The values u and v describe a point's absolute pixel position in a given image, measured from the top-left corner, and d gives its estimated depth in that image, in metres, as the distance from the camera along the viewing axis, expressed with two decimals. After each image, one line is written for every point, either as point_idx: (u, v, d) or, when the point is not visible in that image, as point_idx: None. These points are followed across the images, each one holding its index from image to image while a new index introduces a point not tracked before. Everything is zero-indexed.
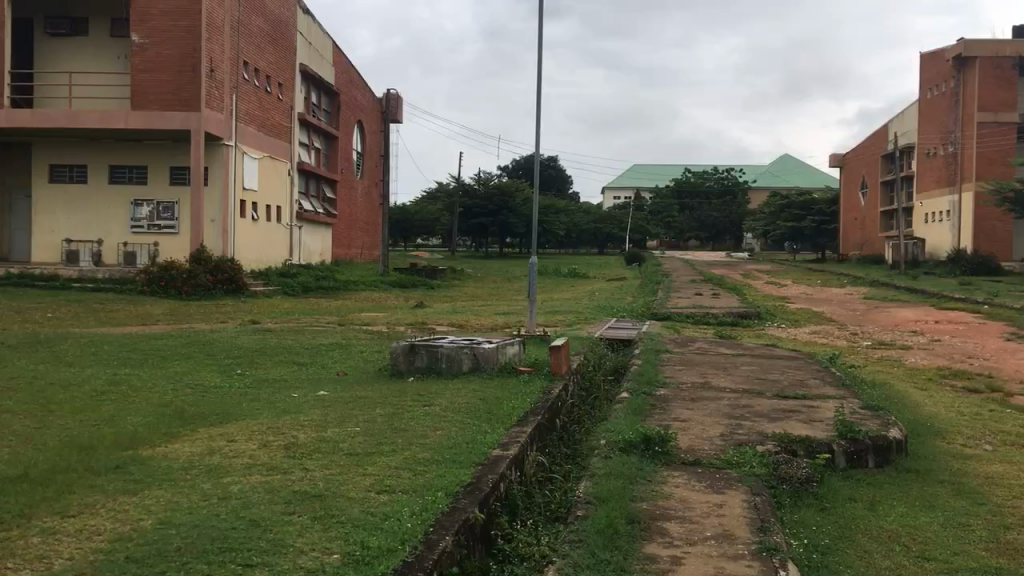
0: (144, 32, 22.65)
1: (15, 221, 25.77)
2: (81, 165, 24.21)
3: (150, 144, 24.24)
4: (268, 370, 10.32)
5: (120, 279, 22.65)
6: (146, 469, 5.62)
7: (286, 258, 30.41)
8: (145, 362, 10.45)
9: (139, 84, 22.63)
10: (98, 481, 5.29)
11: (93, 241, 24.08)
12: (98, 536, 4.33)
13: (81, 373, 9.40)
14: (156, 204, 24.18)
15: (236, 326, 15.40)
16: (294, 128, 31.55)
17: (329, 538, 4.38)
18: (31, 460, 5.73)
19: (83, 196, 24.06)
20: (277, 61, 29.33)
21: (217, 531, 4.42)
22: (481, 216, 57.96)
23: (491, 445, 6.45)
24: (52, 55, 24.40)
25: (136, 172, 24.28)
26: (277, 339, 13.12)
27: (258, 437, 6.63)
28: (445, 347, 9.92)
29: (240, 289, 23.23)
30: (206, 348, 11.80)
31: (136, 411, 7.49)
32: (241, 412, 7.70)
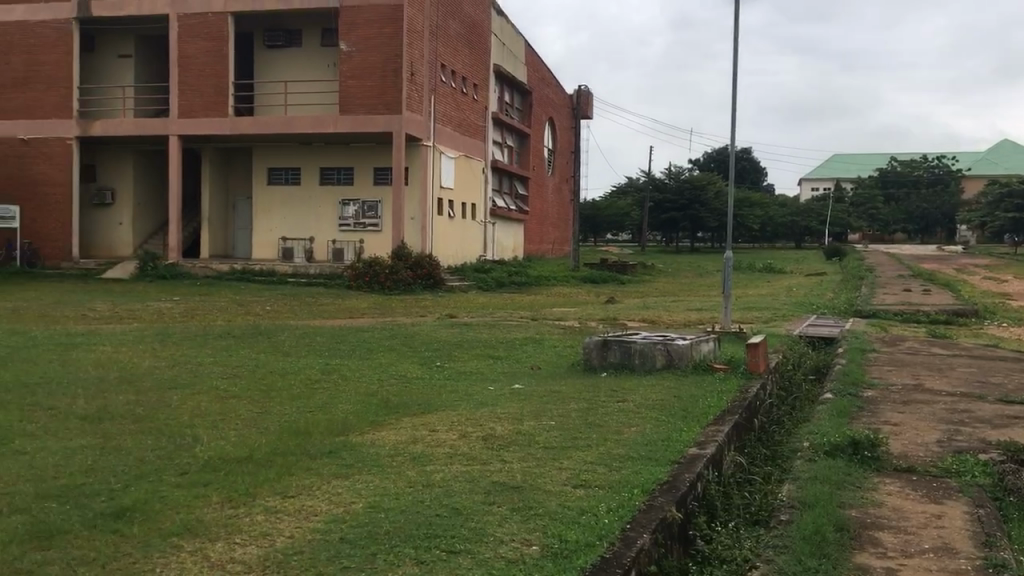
0: (351, 40, 23.84)
1: (238, 220, 27.53)
2: (296, 168, 25.83)
3: (357, 146, 25.52)
4: (465, 363, 10.64)
5: (330, 275, 24.02)
6: (357, 454, 5.92)
7: (481, 254, 31.23)
8: (354, 352, 11.04)
9: (347, 89, 23.83)
10: (314, 464, 5.63)
11: (305, 238, 25.71)
12: (316, 518, 4.59)
13: (297, 362, 10.03)
14: (362, 203, 25.45)
15: (434, 319, 15.92)
16: (488, 126, 32.23)
17: (528, 529, 4.45)
18: (255, 442, 6.15)
19: (296, 197, 25.71)
20: (473, 62, 30.14)
21: (423, 517, 4.58)
22: (673, 210, 57.09)
23: (687, 443, 6.34)
24: (271, 66, 26.18)
25: (344, 174, 25.62)
26: (475, 333, 13.46)
27: (459, 428, 6.81)
28: (638, 343, 9.85)
29: (439, 286, 23.91)
30: (408, 341, 12.26)
31: (347, 400, 7.90)
32: (443, 402, 7.99)
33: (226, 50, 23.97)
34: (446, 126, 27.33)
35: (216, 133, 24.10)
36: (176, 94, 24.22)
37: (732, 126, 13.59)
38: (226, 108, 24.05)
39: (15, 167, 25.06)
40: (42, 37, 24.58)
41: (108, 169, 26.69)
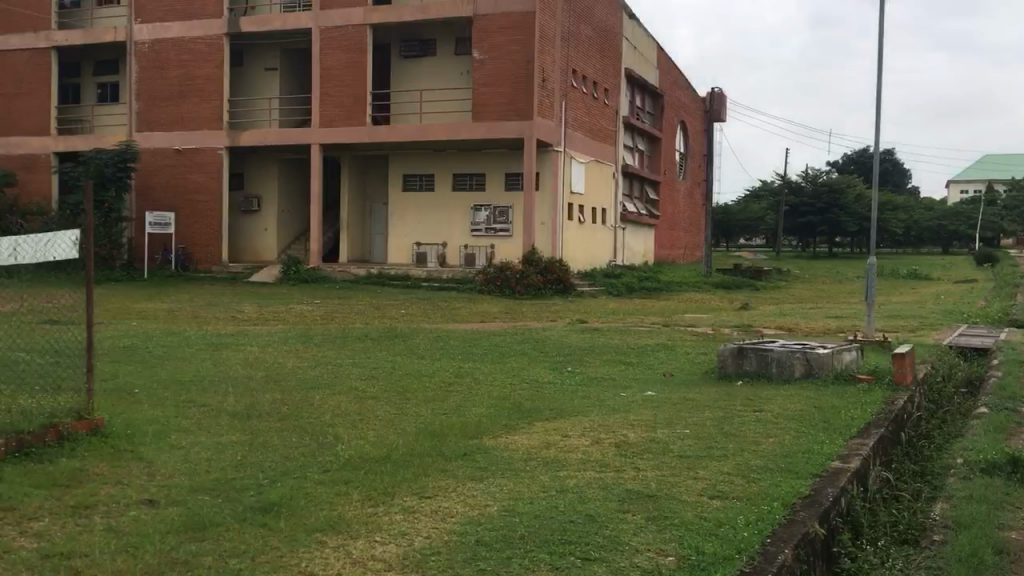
0: (484, 49, 24.19)
1: (374, 226, 28.24)
2: (429, 174, 26.38)
3: (489, 153, 25.82)
4: (597, 368, 10.59)
5: (462, 279, 24.40)
6: (491, 457, 5.97)
7: (611, 259, 31.09)
8: (486, 356, 11.16)
9: (480, 97, 24.19)
10: (449, 466, 5.70)
11: (438, 243, 26.18)
12: (452, 519, 4.64)
13: (432, 364, 10.22)
14: (493, 208, 25.74)
15: (564, 324, 15.92)
16: (619, 131, 32.03)
17: (664, 539, 4.37)
18: (392, 443, 6.28)
19: (430, 202, 26.25)
20: (604, 67, 30.04)
21: (558, 523, 4.57)
22: (810, 214, 55.33)
23: (829, 456, 6.09)
24: (407, 75, 26.85)
25: (477, 179, 25.98)
26: (606, 339, 13.37)
27: (591, 434, 6.77)
28: (776, 351, 9.57)
29: (569, 290, 23.82)
30: (539, 346, 12.30)
31: (480, 403, 7.99)
32: (575, 408, 7.95)
33: (364, 61, 24.73)
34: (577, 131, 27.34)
35: (355, 141, 24.89)
36: (317, 105, 25.16)
37: (876, 125, 13.02)
38: (364, 118, 24.81)
39: (170, 176, 26.57)
40: (195, 52, 25.97)
41: (254, 177, 27.96)
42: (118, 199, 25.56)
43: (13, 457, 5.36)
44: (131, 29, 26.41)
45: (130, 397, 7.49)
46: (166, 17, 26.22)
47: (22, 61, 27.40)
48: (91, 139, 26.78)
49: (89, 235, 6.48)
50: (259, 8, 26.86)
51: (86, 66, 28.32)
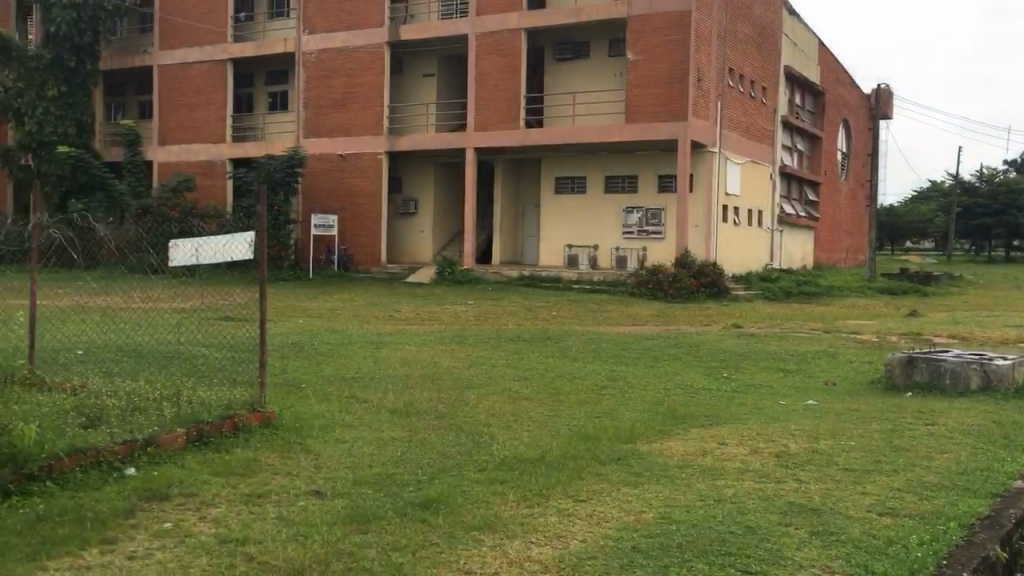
0: (638, 50, 24.00)
1: (526, 228, 28.56)
2: (582, 177, 26.40)
3: (642, 154, 25.56)
4: (754, 375, 10.27)
5: (613, 282, 24.25)
6: (645, 463, 5.88)
7: (768, 263, 30.18)
8: (639, 360, 11.04)
9: (633, 98, 24.02)
10: (603, 470, 5.66)
11: (590, 246, 26.20)
12: (607, 523, 4.61)
13: (584, 367, 10.19)
14: (646, 211, 25.47)
15: (719, 329, 15.56)
16: (778, 130, 31.04)
17: (829, 555, 4.18)
18: (546, 444, 6.30)
19: (583, 205, 26.28)
20: (762, 65, 29.20)
21: (716, 533, 4.45)
22: (985, 216, 51.86)
23: (1011, 475, 5.66)
24: (560, 78, 26.96)
25: (629, 181, 25.77)
26: (764, 345, 12.96)
27: (749, 443, 6.56)
28: (949, 362, 9.00)
29: (723, 293, 23.20)
30: (693, 351, 12.06)
31: (633, 407, 7.89)
32: (731, 415, 7.73)
33: (519, 65, 25.00)
34: (733, 131, 26.69)
35: (508, 145, 25.21)
36: (472, 110, 25.64)
37: None
38: (517, 121, 25.09)
39: (333, 181, 27.71)
40: (357, 61, 26.98)
41: (412, 181, 28.78)
42: (286, 203, 26.92)
43: (194, 445, 5.71)
44: (299, 40, 27.72)
45: (297, 392, 7.84)
46: (331, 27, 27.35)
47: (201, 73, 29.25)
48: (262, 146, 28.28)
49: (263, 237, 6.80)
50: (418, 16, 27.61)
51: (259, 76, 29.93)
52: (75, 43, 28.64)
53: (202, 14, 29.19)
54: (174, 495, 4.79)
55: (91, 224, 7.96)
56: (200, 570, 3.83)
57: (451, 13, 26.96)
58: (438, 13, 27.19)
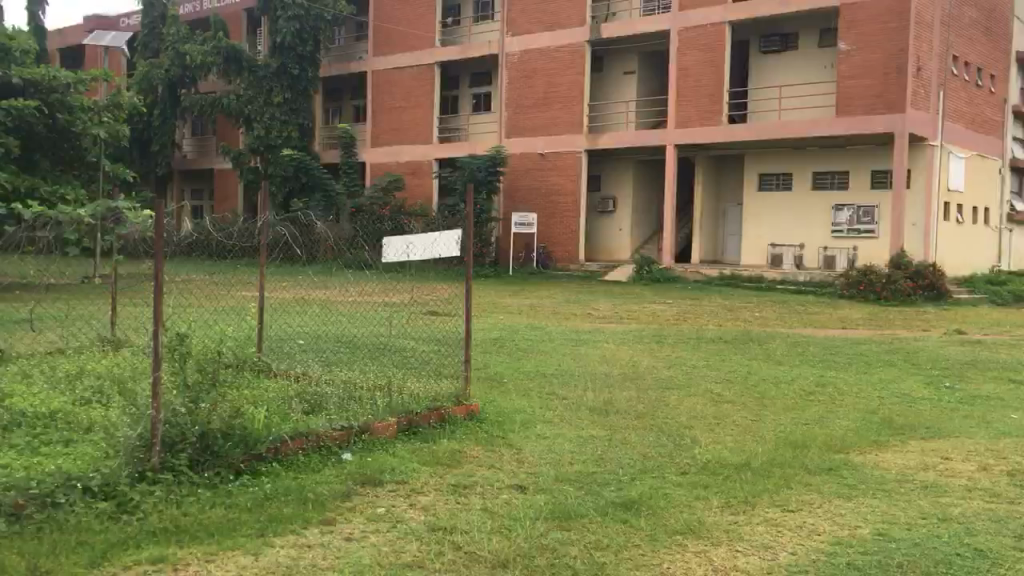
0: (851, 39, 22.79)
1: (728, 226, 27.85)
2: (787, 174, 25.44)
3: (853, 149, 24.23)
4: (981, 386, 9.47)
5: (820, 282, 23.22)
6: (860, 475, 5.55)
7: (994, 263, 27.86)
8: (850, 365, 10.46)
9: (845, 90, 22.84)
10: (813, 479, 5.39)
11: (795, 245, 25.24)
12: (820, 537, 4.38)
13: (790, 371, 9.77)
14: (857, 208, 24.13)
15: (939, 335, 14.48)
16: (1008, 120, 28.56)
17: None
18: (752, 450, 6.08)
19: (788, 202, 25.35)
20: (991, 50, 26.96)
21: (941, 554, 4.13)
22: None
23: None
24: (766, 72, 26.05)
25: (839, 178, 24.55)
26: (991, 353, 11.93)
27: (978, 459, 6.05)
28: None
29: (943, 297, 21.69)
30: (910, 357, 11.28)
31: (845, 415, 7.47)
32: (957, 428, 7.16)
33: (722, 59, 24.36)
34: (957, 123, 24.80)
35: (709, 141, 24.65)
36: (674, 106, 25.26)
37: None
38: (719, 117, 24.49)
39: (533, 180, 28.13)
40: (559, 60, 27.23)
41: (611, 179, 28.75)
42: (488, 202, 27.62)
43: (404, 435, 5.93)
44: (503, 42, 28.33)
45: (500, 386, 8.00)
46: (533, 28, 27.73)
47: (411, 78, 30.52)
48: (466, 146, 29.14)
49: (470, 234, 6.96)
50: (620, 13, 27.42)
51: (464, 78, 30.83)
52: (298, 53, 30.65)
53: (412, 21, 30.43)
54: (386, 481, 5.00)
55: (314, 221, 8.47)
56: (412, 556, 3.97)
57: (653, 9, 26.66)
58: (640, 9, 26.95)
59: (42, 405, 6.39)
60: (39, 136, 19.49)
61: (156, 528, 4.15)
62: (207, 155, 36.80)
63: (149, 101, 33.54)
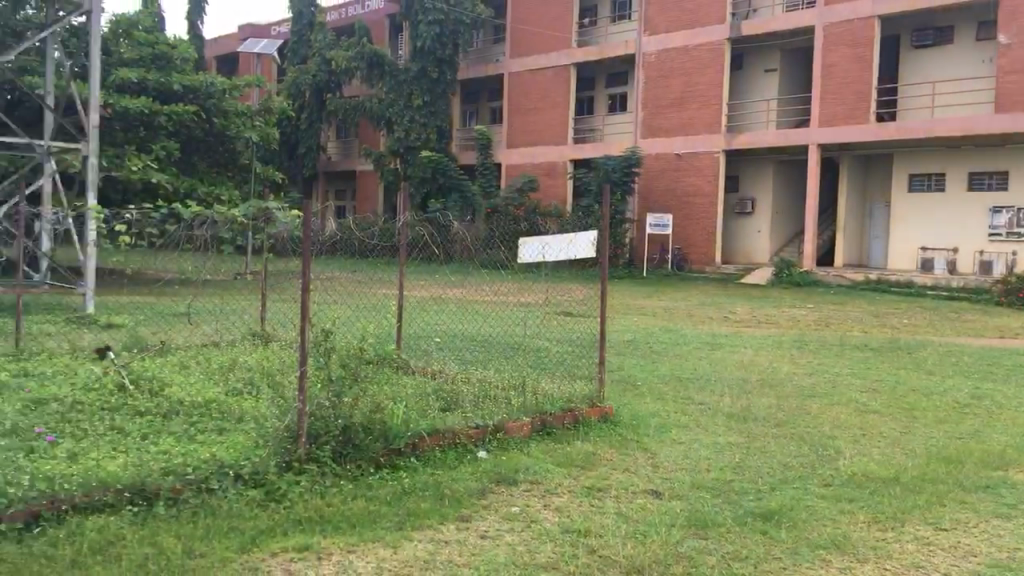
0: (1012, 32, 21.45)
1: (873, 229, 26.68)
2: (940, 174, 24.19)
3: (1014, 148, 22.74)
4: None
5: (975, 289, 21.96)
6: (1021, 495, 5.19)
7: None
8: (1010, 378, 9.80)
9: (1005, 86, 21.50)
10: (968, 498, 5.07)
11: (947, 249, 24.03)
12: (975, 559, 4.11)
13: (943, 382, 9.24)
14: (1017, 210, 22.64)
15: None
16: None
17: None
18: (901, 464, 5.77)
19: (940, 204, 24.13)
20: None
21: None
22: None
23: None
24: (918, 67, 24.81)
25: (997, 179, 23.11)
26: None
27: None
28: None
29: None
30: None
31: (1003, 431, 7.00)
32: None
33: (871, 56, 23.38)
34: None
35: (855, 141, 23.71)
36: (817, 105, 24.42)
37: None
38: (867, 116, 23.51)
39: (669, 181, 27.74)
40: (697, 59, 26.78)
41: (750, 180, 28.05)
42: (623, 203, 27.46)
43: (538, 435, 5.95)
44: (640, 42, 28.06)
45: (634, 389, 7.93)
46: (671, 28, 27.35)
47: (547, 79, 30.68)
48: (601, 147, 29.04)
49: (606, 235, 6.79)
50: (762, 10, 26.51)
51: (600, 79, 30.74)
52: (438, 56, 31.33)
53: (549, 23, 30.57)
54: (520, 481, 5.02)
55: (451, 221, 8.62)
56: (546, 557, 3.97)
57: (797, 5, 25.83)
58: (783, 6, 26.16)
59: (198, 394, 6.76)
60: (198, 140, 20.67)
61: (302, 517, 4.31)
62: (350, 157, 38.10)
63: (297, 105, 35.02)
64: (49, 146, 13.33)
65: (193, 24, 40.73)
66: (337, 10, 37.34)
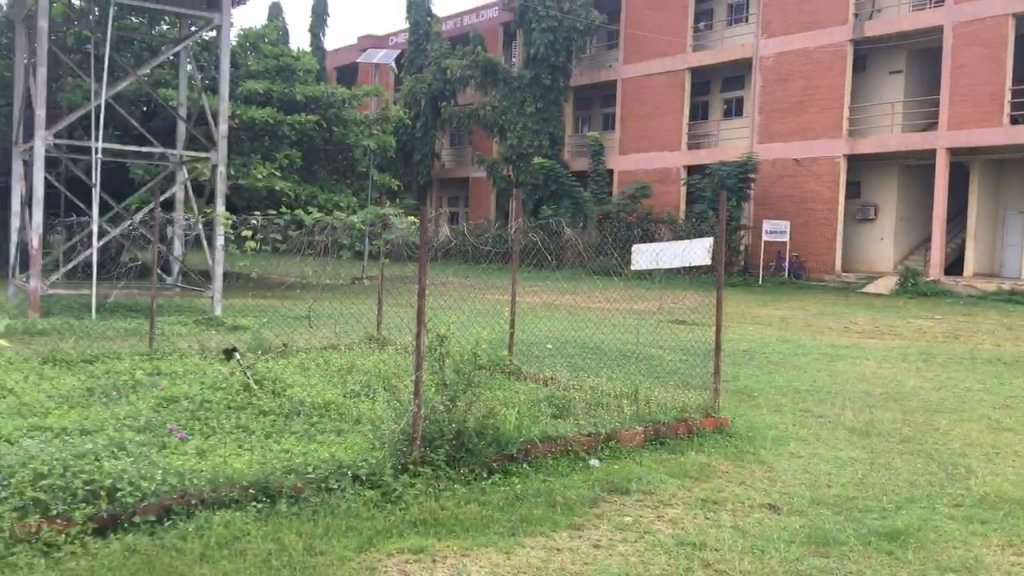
0: None
1: (1007, 237, 25.32)
2: None
3: None
4: None
5: None
6: None
7: None
8: None
9: None
10: None
11: None
12: None
13: None
14: None
15: None
16: None
17: None
18: None
19: None
20: None
21: None
22: None
23: None
24: None
25: None
26: None
27: None
28: None
29: None
30: None
31: None
32: None
33: (1005, 55, 22.21)
34: None
35: (987, 144, 22.56)
36: (946, 107, 23.35)
37: None
38: (1001, 118, 22.35)
39: (787, 186, 27.02)
40: (818, 62, 26.02)
41: (872, 185, 27.06)
42: (738, 209, 26.91)
43: (652, 444, 5.88)
44: (757, 45, 27.47)
45: (750, 400, 7.74)
46: (790, 30, 26.67)
47: (661, 85, 30.37)
48: (716, 152, 28.55)
49: (722, 243, 6.65)
50: (886, 10, 25.45)
51: (715, 84, 30.23)
52: (551, 63, 31.45)
53: (664, 28, 30.25)
54: (632, 491, 4.96)
55: (564, 227, 8.61)
56: (659, 569, 3.91)
57: (925, 4, 24.79)
58: (911, 5, 25.14)
59: (319, 395, 6.97)
60: (319, 148, 21.32)
61: (417, 519, 4.37)
62: (464, 164, 38.61)
63: (412, 114, 35.72)
64: (181, 155, 13.97)
65: (315, 36, 42.09)
66: (452, 19, 37.93)
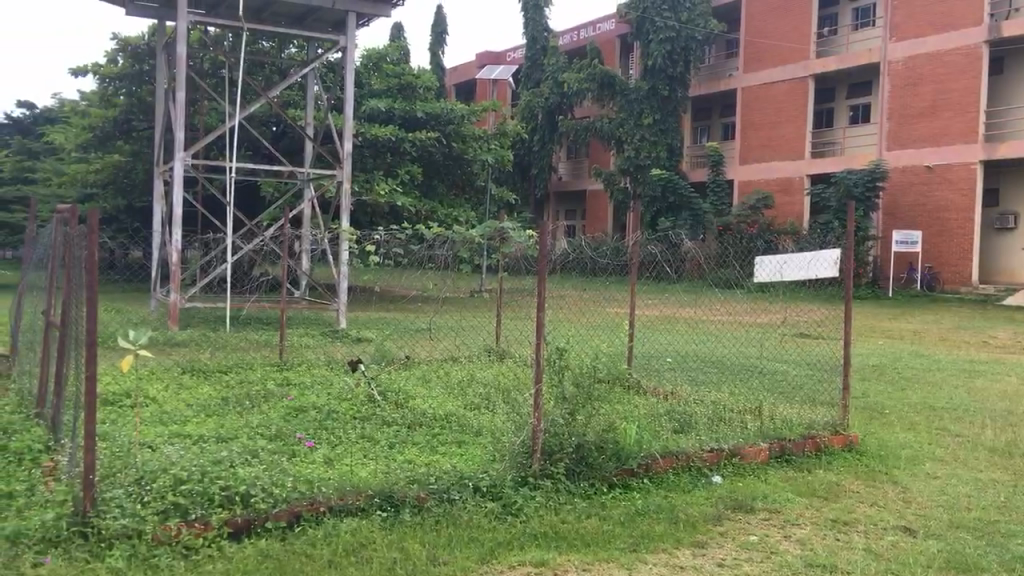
0: None
1: None
2: None
3: None
4: None
5: None
6: None
7: None
8: None
9: None
10: None
11: None
12: None
13: None
14: None
15: None
16: None
17: None
18: None
19: None
20: None
21: None
22: None
23: None
24: None
25: None
26: None
27: None
28: None
29: None
30: None
31: None
32: None
33: None
34: None
35: None
36: None
37: None
38: None
39: (918, 194, 25.91)
40: (952, 64, 24.87)
41: (1011, 192, 25.63)
42: (866, 219, 25.92)
43: (776, 461, 5.73)
44: (886, 49, 26.47)
45: (882, 418, 7.42)
46: (921, 32, 25.57)
47: (783, 92, 29.64)
48: (842, 160, 27.65)
49: (848, 253, 6.40)
50: None
51: (841, 90, 29.29)
52: (669, 74, 31.11)
53: (786, 35, 29.53)
54: (758, 509, 4.83)
55: (683, 238, 8.48)
56: None
57: None
58: None
59: (440, 407, 7.05)
60: (439, 164, 21.68)
61: (539, 531, 4.37)
62: (581, 177, 38.60)
63: (530, 128, 35.99)
64: (309, 173, 14.44)
65: (434, 53, 42.98)
66: (570, 32, 38.03)
